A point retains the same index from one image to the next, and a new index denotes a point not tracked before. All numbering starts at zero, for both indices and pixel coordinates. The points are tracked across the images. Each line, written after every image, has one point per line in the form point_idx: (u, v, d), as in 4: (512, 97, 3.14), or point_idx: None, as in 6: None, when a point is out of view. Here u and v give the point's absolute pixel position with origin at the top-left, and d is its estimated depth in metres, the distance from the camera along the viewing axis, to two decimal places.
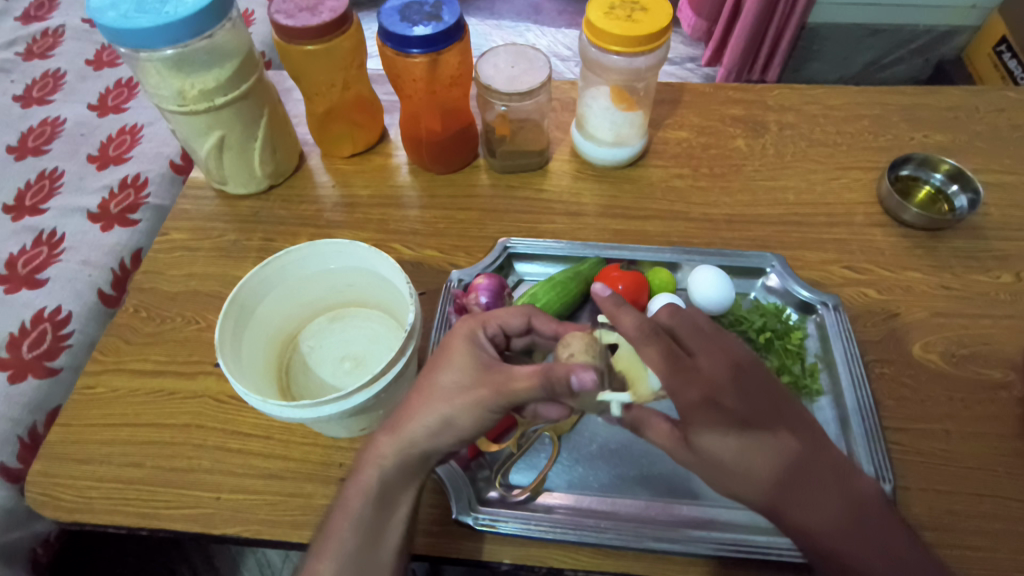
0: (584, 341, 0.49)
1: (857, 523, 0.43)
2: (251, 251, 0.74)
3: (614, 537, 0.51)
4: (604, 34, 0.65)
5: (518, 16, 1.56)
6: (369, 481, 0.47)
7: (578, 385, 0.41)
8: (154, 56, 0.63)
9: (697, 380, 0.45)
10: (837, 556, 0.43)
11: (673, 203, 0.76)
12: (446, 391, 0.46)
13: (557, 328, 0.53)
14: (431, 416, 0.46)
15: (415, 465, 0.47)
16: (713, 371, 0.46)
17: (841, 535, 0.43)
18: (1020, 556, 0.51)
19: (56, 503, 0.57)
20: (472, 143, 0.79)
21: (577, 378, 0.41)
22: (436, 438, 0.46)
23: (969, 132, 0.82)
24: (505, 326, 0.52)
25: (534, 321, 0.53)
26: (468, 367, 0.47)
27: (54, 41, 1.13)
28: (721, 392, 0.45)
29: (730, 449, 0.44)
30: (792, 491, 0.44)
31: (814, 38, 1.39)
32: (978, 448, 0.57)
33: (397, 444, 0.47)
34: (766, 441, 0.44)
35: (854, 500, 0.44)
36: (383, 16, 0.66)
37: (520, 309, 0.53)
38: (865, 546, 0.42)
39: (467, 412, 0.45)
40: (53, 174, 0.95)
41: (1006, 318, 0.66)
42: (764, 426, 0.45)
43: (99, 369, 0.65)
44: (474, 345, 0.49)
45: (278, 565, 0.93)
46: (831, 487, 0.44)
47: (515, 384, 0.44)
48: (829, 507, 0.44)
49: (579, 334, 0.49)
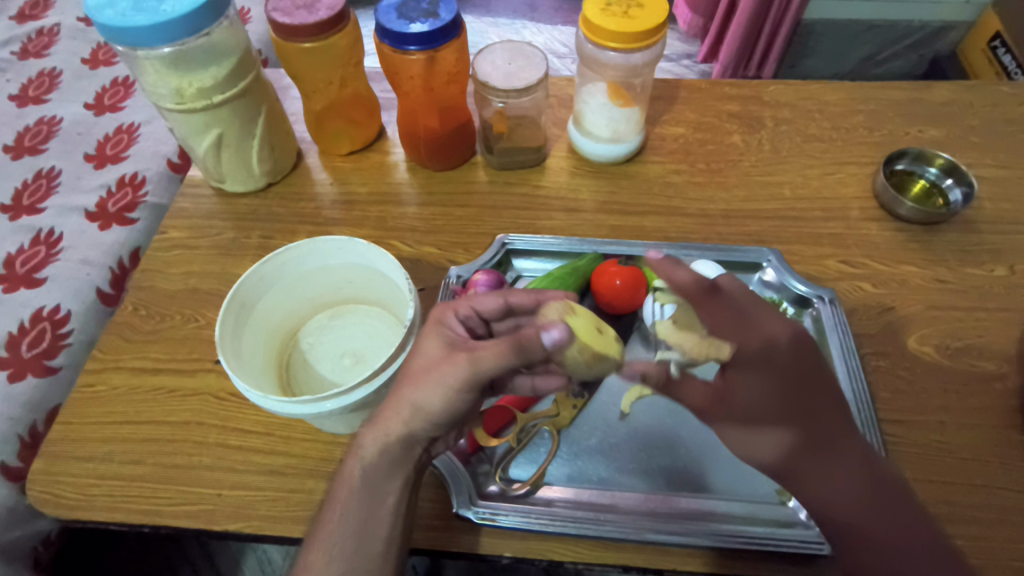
0: (560, 308, 0.51)
1: (884, 500, 0.42)
2: (250, 248, 0.75)
3: (614, 529, 0.52)
4: (600, 30, 0.65)
5: (514, 14, 1.56)
6: (353, 472, 0.47)
7: (550, 342, 0.44)
8: (151, 53, 0.63)
9: (748, 334, 0.45)
10: (852, 527, 0.42)
11: (670, 199, 0.76)
12: (415, 375, 0.47)
13: (536, 299, 0.53)
14: (401, 400, 0.47)
15: (396, 455, 0.47)
16: (773, 332, 0.45)
17: (866, 509, 0.42)
18: (1014, 545, 0.52)
19: (57, 501, 0.57)
20: (470, 140, 0.80)
21: (546, 335, 0.44)
22: (409, 423, 0.46)
23: (963, 126, 0.82)
24: (478, 308, 0.52)
25: (511, 300, 0.52)
26: (435, 348, 0.47)
27: (48, 41, 1.13)
28: (774, 350, 0.44)
29: (764, 410, 0.44)
30: (820, 459, 0.43)
31: (809, 35, 1.40)
32: (973, 439, 0.57)
33: (374, 433, 0.47)
34: (807, 408, 0.43)
35: (884, 481, 0.43)
36: (381, 13, 0.67)
37: (495, 292, 0.52)
38: (888, 526, 0.41)
39: (435, 393, 0.45)
40: (50, 174, 0.95)
41: (1001, 311, 0.66)
42: (815, 394, 0.44)
43: (99, 367, 0.65)
44: (442, 325, 0.49)
45: (279, 563, 0.93)
46: (864, 462, 0.43)
47: (477, 355, 0.44)
48: (857, 484, 0.43)
49: (556, 303, 0.52)
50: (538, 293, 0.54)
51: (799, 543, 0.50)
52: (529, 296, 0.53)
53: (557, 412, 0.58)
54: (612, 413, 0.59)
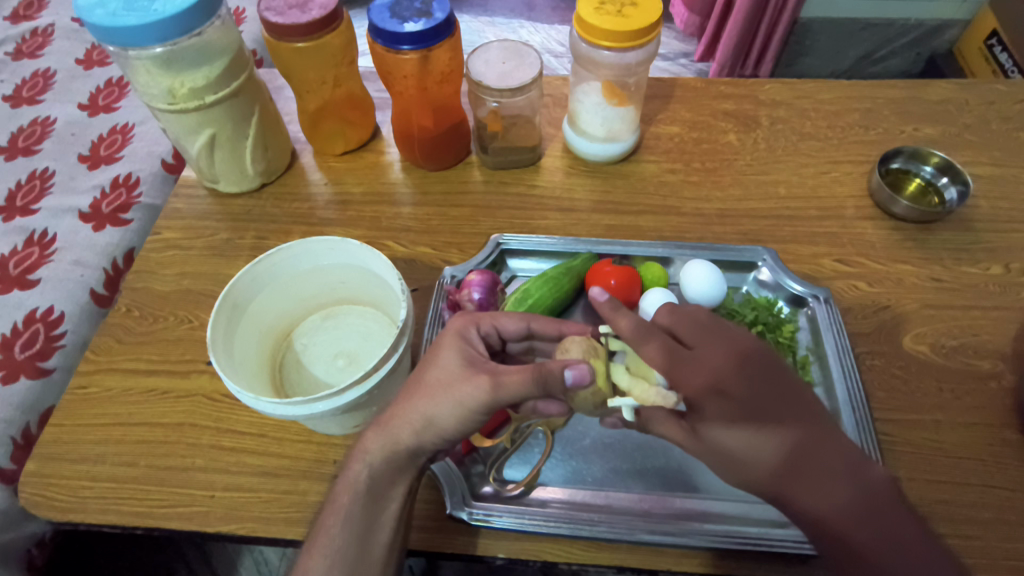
0: (583, 345, 0.50)
1: (869, 511, 0.41)
2: (244, 249, 0.74)
3: (608, 530, 0.51)
4: (594, 28, 0.65)
5: (511, 13, 1.56)
6: (357, 477, 0.47)
7: (572, 380, 0.43)
8: (142, 53, 0.63)
9: (696, 367, 0.46)
10: (845, 542, 0.41)
11: (665, 198, 0.76)
12: (431, 388, 0.46)
13: (558, 330, 0.53)
14: (413, 410, 0.46)
15: (401, 462, 0.47)
16: (716, 361, 0.46)
17: (852, 525, 0.41)
18: (1009, 544, 0.52)
19: (50, 503, 0.57)
20: (464, 140, 0.79)
21: (569, 372, 0.43)
22: (420, 435, 0.46)
23: (959, 124, 0.82)
24: (500, 328, 0.52)
25: (533, 325, 0.52)
26: (453, 362, 0.47)
27: (43, 41, 1.13)
28: (723, 380, 0.45)
29: (733, 436, 0.44)
30: (798, 475, 0.43)
31: (806, 33, 1.39)
32: (968, 437, 0.57)
33: (382, 439, 0.47)
34: (769, 429, 0.44)
35: (870, 490, 0.42)
36: (374, 13, 0.66)
37: (519, 315, 0.52)
38: (876, 537, 0.41)
39: (451, 412, 0.45)
40: (44, 174, 0.94)
41: (996, 309, 0.66)
42: (776, 416, 0.44)
43: (92, 369, 0.65)
44: (463, 340, 0.49)
45: (276, 563, 0.93)
46: (843, 470, 0.43)
47: (502, 379, 0.44)
48: (839, 493, 0.42)
49: (579, 339, 0.50)
50: (561, 322, 0.54)
51: (791, 543, 0.50)
52: (551, 326, 0.53)
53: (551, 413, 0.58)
54: None
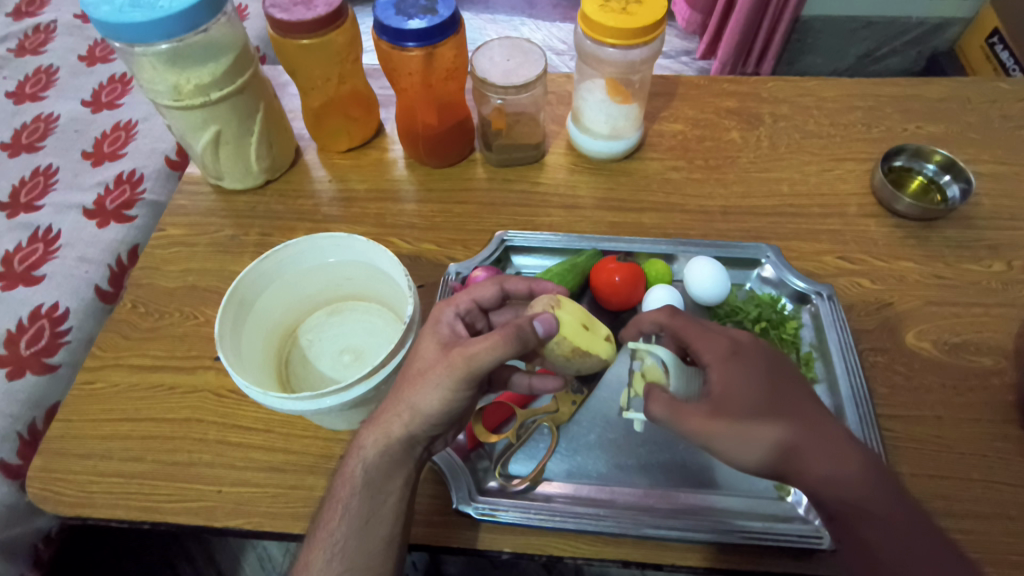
0: (546, 300, 0.51)
1: (877, 475, 0.43)
2: (248, 246, 0.75)
3: (613, 524, 0.52)
4: (599, 26, 0.65)
5: (512, 11, 1.56)
6: (354, 471, 0.47)
7: (542, 329, 0.47)
8: (149, 50, 0.63)
9: (718, 337, 0.48)
10: (860, 505, 0.42)
11: (669, 195, 0.76)
12: (413, 378, 0.47)
13: (528, 286, 0.55)
14: (400, 402, 0.46)
15: (396, 455, 0.47)
16: (736, 335, 0.48)
17: (868, 482, 0.43)
18: (1011, 539, 0.52)
19: (57, 497, 0.57)
20: (468, 137, 0.80)
21: (538, 323, 0.47)
22: (409, 425, 0.46)
23: (962, 123, 0.82)
24: (478, 299, 0.52)
25: (506, 286, 0.54)
26: (431, 350, 0.48)
27: (45, 37, 1.13)
28: (743, 350, 0.47)
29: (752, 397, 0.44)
30: (817, 444, 0.43)
31: (808, 32, 1.40)
32: (969, 433, 0.58)
33: (375, 434, 0.47)
34: (785, 396, 0.45)
35: (874, 458, 0.44)
36: (379, 10, 0.66)
37: (491, 280, 0.54)
38: (889, 493, 0.43)
39: (433, 394, 0.45)
40: (48, 171, 0.94)
41: (998, 307, 0.66)
42: (787, 389, 0.46)
43: (98, 365, 0.65)
44: (436, 324, 0.50)
45: (279, 560, 0.93)
46: (852, 441, 0.44)
47: (471, 352, 0.44)
48: (851, 462, 0.43)
49: (544, 296, 0.52)
50: (531, 281, 0.56)
51: (793, 535, 0.50)
52: (522, 283, 0.55)
53: (556, 408, 0.58)
54: (610, 410, 0.59)
